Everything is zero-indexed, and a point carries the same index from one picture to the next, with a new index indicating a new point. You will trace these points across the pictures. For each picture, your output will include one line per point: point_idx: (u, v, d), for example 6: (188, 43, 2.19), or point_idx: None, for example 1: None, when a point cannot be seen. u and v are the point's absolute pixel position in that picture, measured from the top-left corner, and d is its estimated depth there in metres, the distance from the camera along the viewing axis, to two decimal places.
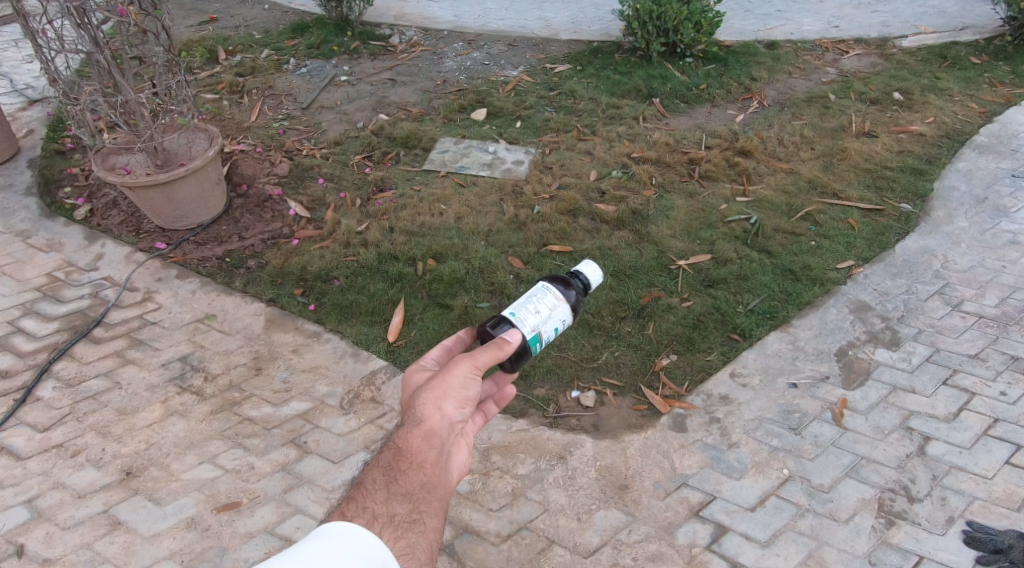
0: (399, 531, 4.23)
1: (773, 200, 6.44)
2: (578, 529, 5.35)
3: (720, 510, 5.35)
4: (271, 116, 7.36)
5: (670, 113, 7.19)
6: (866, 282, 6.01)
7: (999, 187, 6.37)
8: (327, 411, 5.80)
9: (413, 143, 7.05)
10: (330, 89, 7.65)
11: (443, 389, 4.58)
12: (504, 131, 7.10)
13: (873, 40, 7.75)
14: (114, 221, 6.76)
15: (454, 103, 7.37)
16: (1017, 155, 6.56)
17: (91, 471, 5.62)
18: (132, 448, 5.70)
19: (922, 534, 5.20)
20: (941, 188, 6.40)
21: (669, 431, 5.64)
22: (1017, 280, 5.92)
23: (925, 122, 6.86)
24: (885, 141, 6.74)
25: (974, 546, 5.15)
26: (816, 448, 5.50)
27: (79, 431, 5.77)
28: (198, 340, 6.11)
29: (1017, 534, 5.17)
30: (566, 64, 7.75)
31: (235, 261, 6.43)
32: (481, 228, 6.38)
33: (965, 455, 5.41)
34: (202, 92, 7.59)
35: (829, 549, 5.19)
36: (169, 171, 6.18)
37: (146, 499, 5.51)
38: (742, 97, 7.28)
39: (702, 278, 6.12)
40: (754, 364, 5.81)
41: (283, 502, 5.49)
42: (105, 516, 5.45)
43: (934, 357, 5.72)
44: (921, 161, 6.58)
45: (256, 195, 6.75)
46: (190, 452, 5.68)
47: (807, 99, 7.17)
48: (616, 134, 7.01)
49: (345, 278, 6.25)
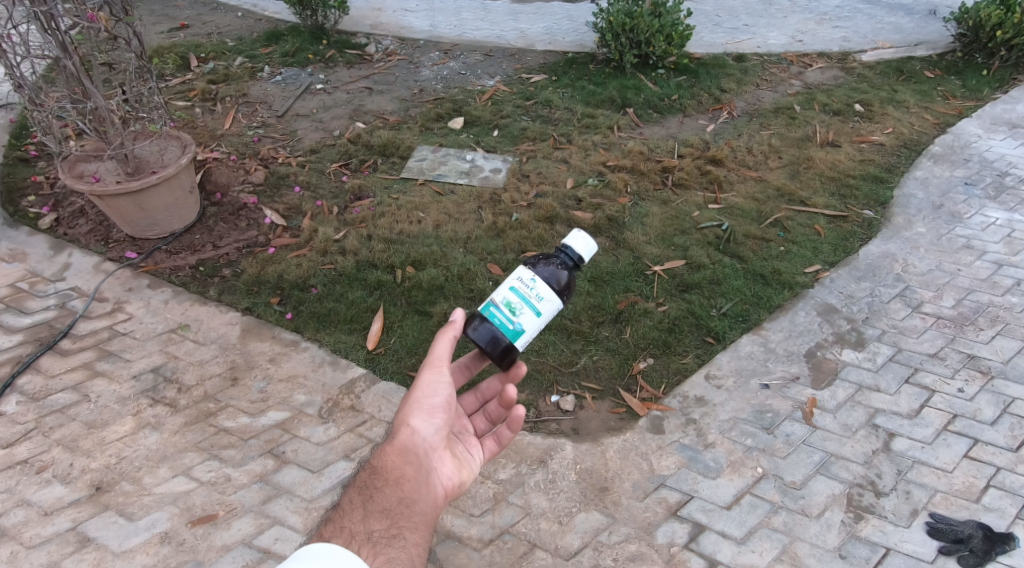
0: (377, 548, 4.47)
1: (744, 207, 6.65)
2: (559, 532, 5.45)
3: (697, 509, 5.49)
4: (246, 124, 7.34)
5: (644, 122, 7.36)
6: (832, 285, 6.25)
7: (953, 195, 6.69)
8: (305, 420, 5.75)
9: (390, 151, 7.08)
10: (305, 97, 7.66)
11: (411, 402, 4.88)
12: (482, 140, 7.18)
13: (835, 54, 8.04)
14: (81, 231, 6.64)
15: (431, 111, 7.43)
16: (970, 164, 6.89)
17: (58, 487, 5.51)
18: (102, 462, 5.60)
19: (888, 527, 5.39)
20: (900, 195, 6.70)
21: (647, 433, 5.77)
22: (972, 283, 6.21)
23: (884, 132, 7.16)
24: (848, 151, 7.02)
25: (936, 537, 5.35)
26: (788, 446, 5.68)
27: (46, 446, 5.65)
28: (171, 350, 6.02)
29: (977, 524, 5.37)
30: (542, 74, 7.86)
31: (209, 269, 6.36)
32: (459, 235, 6.44)
33: (927, 450, 5.62)
34: (173, 99, 7.57)
35: (802, 544, 5.36)
36: (141, 179, 6.10)
37: (117, 514, 5.41)
38: (712, 107, 7.49)
39: (676, 283, 6.29)
40: (728, 366, 5.98)
41: (261, 513, 5.43)
42: (74, 534, 5.34)
43: (896, 357, 5.95)
44: (882, 169, 6.87)
45: (231, 204, 6.71)
46: (164, 465, 5.59)
47: (775, 110, 7.42)
48: (592, 143, 7.15)
49: (323, 286, 6.25)
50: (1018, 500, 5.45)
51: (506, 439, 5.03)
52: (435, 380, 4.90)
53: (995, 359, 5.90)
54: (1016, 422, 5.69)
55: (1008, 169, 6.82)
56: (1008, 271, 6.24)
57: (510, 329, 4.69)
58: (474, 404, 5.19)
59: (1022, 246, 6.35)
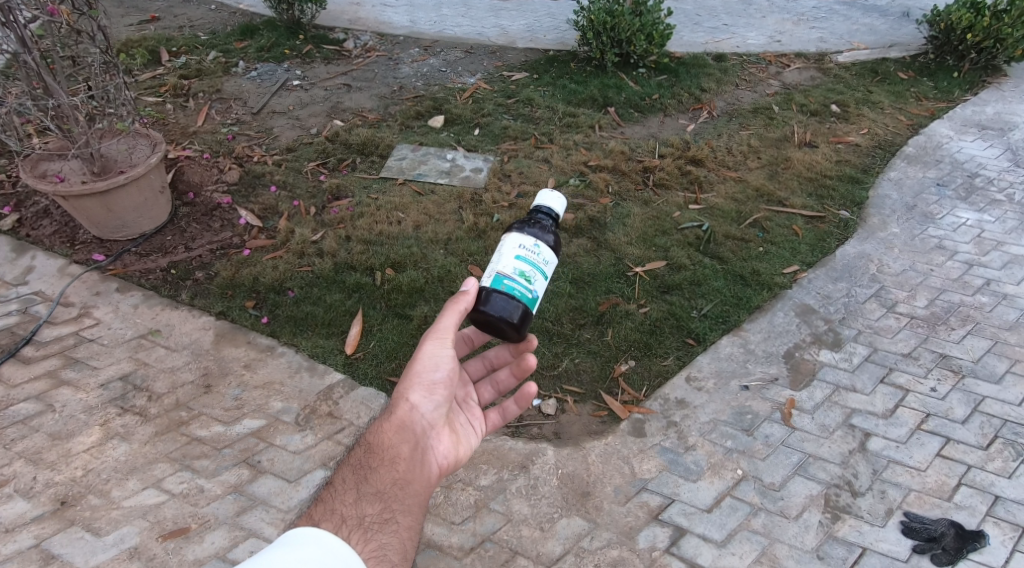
0: (369, 533, 4.45)
1: (724, 208, 6.67)
2: (541, 538, 5.45)
3: (678, 513, 5.52)
4: (220, 121, 7.12)
5: (625, 122, 7.32)
6: (810, 286, 6.31)
7: (926, 195, 6.80)
8: (281, 428, 5.61)
9: (369, 150, 6.92)
10: (282, 94, 7.44)
11: (413, 377, 4.80)
12: (462, 139, 7.07)
13: (812, 54, 8.10)
14: (46, 232, 6.40)
15: (411, 109, 7.29)
16: (941, 165, 7.02)
17: (20, 503, 5.33)
18: (67, 476, 5.42)
19: (865, 527, 5.49)
20: (875, 196, 6.79)
21: (628, 436, 5.78)
22: (944, 283, 6.33)
23: (860, 133, 7.25)
24: (825, 152, 7.08)
25: (911, 536, 5.46)
26: (767, 448, 5.73)
27: (8, 460, 5.47)
28: (141, 357, 5.84)
29: (949, 522, 5.49)
30: (523, 72, 7.77)
31: (182, 272, 6.17)
32: (439, 237, 6.32)
33: (901, 449, 5.72)
34: (144, 95, 7.30)
35: (780, 546, 5.43)
36: (107, 179, 6.01)
37: (84, 529, 5.24)
38: (693, 107, 7.47)
39: (658, 284, 6.29)
40: (708, 368, 6.00)
41: (236, 525, 5.29)
42: (38, 551, 5.17)
43: (872, 357, 6.04)
44: (857, 170, 6.96)
45: (204, 203, 6.51)
46: (133, 477, 5.43)
47: (753, 110, 7.44)
48: (573, 142, 7.08)
49: (300, 289, 6.09)
50: (988, 497, 5.57)
51: (512, 410, 5.05)
52: (437, 354, 4.81)
53: (966, 358, 6.03)
54: (986, 420, 5.82)
55: (977, 170, 6.97)
56: (979, 271, 6.37)
57: (527, 297, 4.73)
58: (481, 370, 5.24)
59: (991, 247, 6.49)
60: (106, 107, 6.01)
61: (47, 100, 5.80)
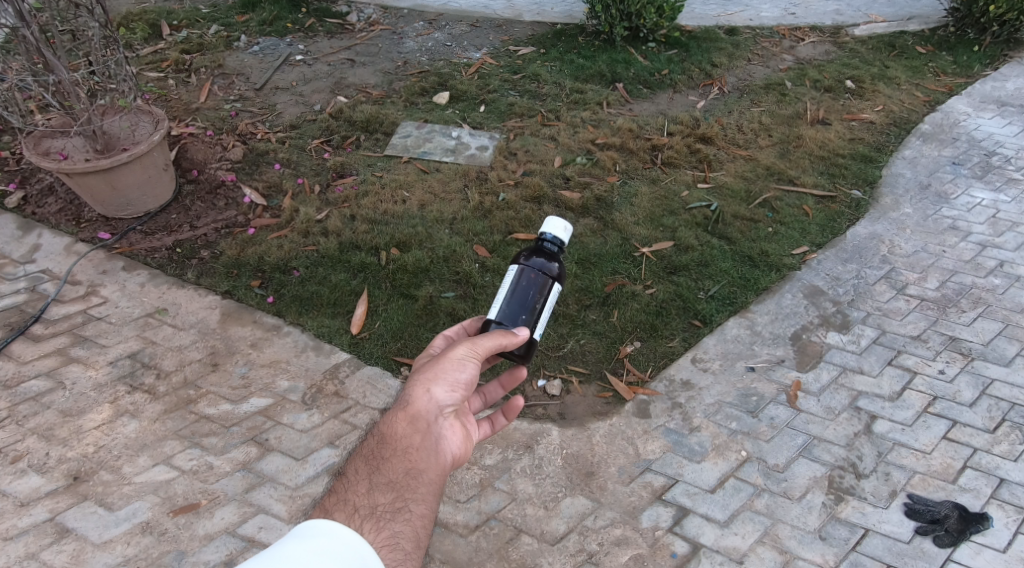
0: (382, 522, 4.24)
1: (733, 187, 6.65)
2: (545, 517, 5.47)
3: (681, 493, 5.52)
4: (223, 97, 7.28)
5: (634, 98, 7.37)
6: (819, 267, 6.27)
7: (941, 174, 6.74)
8: (288, 407, 5.70)
9: (374, 128, 7.02)
10: (284, 69, 7.61)
11: (437, 370, 4.57)
12: (467, 116, 7.14)
13: (828, 28, 8.15)
14: (51, 210, 6.55)
15: (415, 86, 7.39)
16: (958, 143, 6.95)
17: (34, 477, 5.43)
18: (79, 452, 5.52)
19: (868, 508, 5.45)
20: (889, 175, 6.75)
21: (633, 418, 5.78)
22: (956, 265, 6.25)
23: (874, 110, 7.22)
24: (838, 129, 7.05)
25: (914, 517, 5.41)
26: (772, 429, 5.71)
27: (20, 436, 5.57)
28: (148, 336, 5.94)
29: (953, 505, 5.44)
30: (530, 47, 7.86)
31: (187, 251, 6.29)
32: (445, 216, 6.39)
33: (908, 432, 5.67)
34: (146, 70, 7.50)
35: (783, 526, 5.40)
36: (111, 157, 6.14)
37: (96, 504, 5.34)
38: (703, 83, 7.50)
39: (664, 265, 6.26)
40: (714, 349, 5.98)
41: (245, 502, 5.38)
42: (52, 524, 5.27)
43: (879, 339, 5.99)
44: (871, 149, 6.92)
45: (208, 180, 6.63)
46: (144, 454, 5.52)
47: (766, 86, 7.44)
48: (580, 120, 7.12)
49: (305, 269, 6.17)
50: (993, 480, 5.52)
51: (500, 425, 4.89)
52: (465, 355, 4.57)
53: (976, 341, 5.96)
54: (994, 404, 5.75)
55: (995, 148, 6.89)
56: (992, 252, 6.29)
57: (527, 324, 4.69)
58: None
59: (1006, 228, 6.40)
60: (108, 83, 6.15)
61: (47, 75, 5.88)
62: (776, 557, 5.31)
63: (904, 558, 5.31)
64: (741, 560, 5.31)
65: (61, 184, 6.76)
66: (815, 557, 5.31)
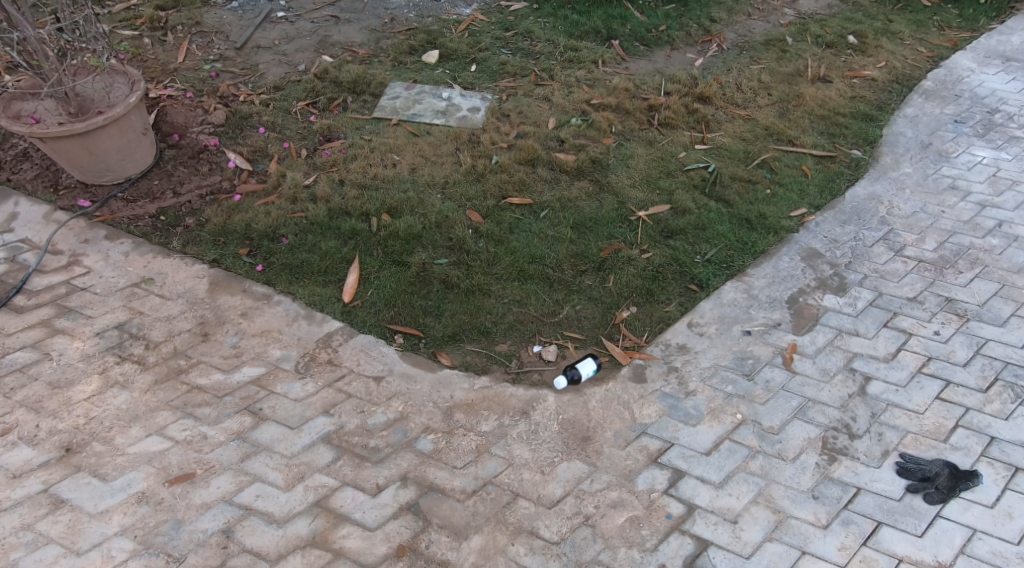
0: None
1: (731, 148, 6.63)
2: (542, 481, 5.38)
3: (677, 455, 5.47)
4: (202, 57, 7.17)
5: (630, 56, 7.35)
6: (818, 229, 6.23)
7: (942, 133, 6.77)
8: (281, 375, 5.66)
9: (361, 88, 6.97)
10: (265, 27, 7.50)
11: None
12: (458, 75, 7.11)
13: None
14: (27, 176, 6.42)
15: (404, 44, 7.34)
16: (960, 100, 7.01)
17: (25, 450, 5.37)
18: (70, 424, 5.45)
19: (860, 468, 5.43)
20: (890, 133, 6.75)
21: (629, 382, 5.71)
22: (954, 225, 6.24)
23: (877, 67, 7.27)
24: (839, 87, 7.06)
25: (905, 476, 5.40)
26: (767, 392, 5.67)
27: (9, 408, 5.50)
28: (135, 306, 5.86)
29: (944, 463, 5.42)
30: (522, 3, 7.84)
31: (171, 219, 6.20)
32: (437, 180, 6.39)
33: (901, 393, 5.65)
34: (118, 28, 7.36)
35: (777, 486, 5.37)
36: (86, 120, 5.96)
37: (90, 475, 5.29)
38: (702, 39, 7.52)
39: (661, 229, 6.20)
40: (711, 314, 5.92)
41: (241, 471, 5.34)
42: (47, 496, 5.22)
43: (876, 302, 5.95)
44: (873, 107, 6.93)
45: (190, 145, 6.53)
46: (136, 425, 5.46)
47: (766, 42, 7.48)
48: (575, 79, 7.10)
49: (294, 236, 6.12)
50: (984, 439, 5.51)
51: None
52: None
53: (971, 302, 5.93)
54: (987, 363, 5.73)
55: (998, 106, 6.95)
56: (991, 212, 6.28)
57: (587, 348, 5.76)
58: None
59: (1005, 187, 6.42)
60: (78, 42, 6.02)
61: (13, 32, 5.74)
62: (768, 517, 5.27)
63: (895, 515, 5.28)
64: (735, 520, 5.26)
65: (36, 149, 6.63)
66: (808, 515, 5.28)
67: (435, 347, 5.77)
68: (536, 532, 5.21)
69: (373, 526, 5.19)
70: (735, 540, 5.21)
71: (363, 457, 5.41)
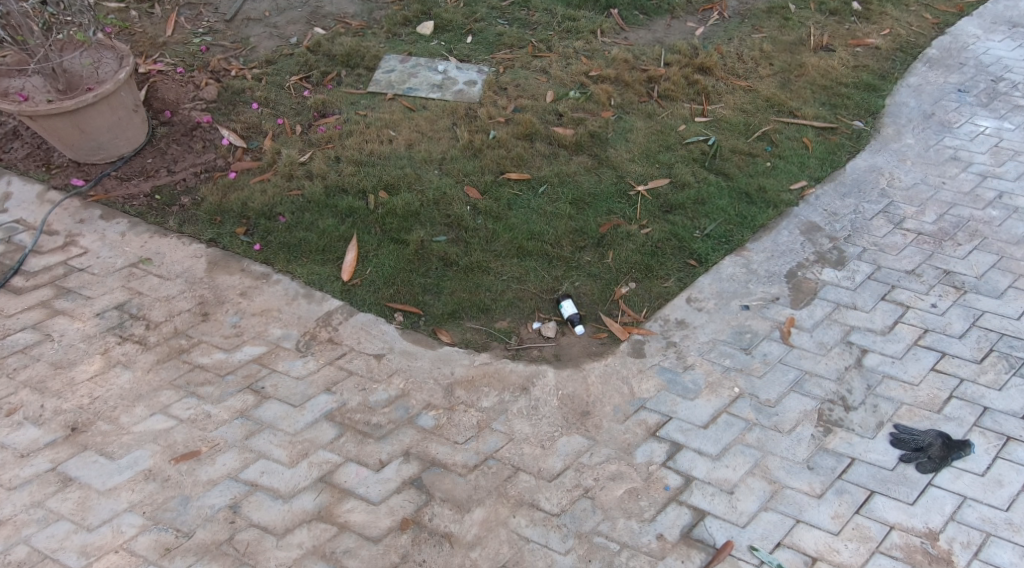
0: None
1: (731, 120, 6.72)
2: (542, 455, 5.33)
3: (675, 429, 5.42)
4: (191, 30, 7.31)
5: (630, 25, 7.52)
6: (817, 203, 6.30)
7: (946, 102, 6.91)
8: (283, 354, 5.65)
9: (355, 61, 7.09)
10: None
11: None
12: (454, 47, 7.25)
13: None
14: (19, 156, 6.47)
15: (398, 15, 7.48)
16: (965, 68, 7.17)
17: (31, 429, 5.34)
18: (74, 403, 5.42)
19: (855, 439, 5.38)
20: (892, 104, 6.89)
21: (628, 357, 5.67)
22: (955, 197, 6.31)
23: (881, 34, 7.44)
24: (842, 56, 7.23)
25: (899, 446, 5.35)
26: (765, 365, 5.63)
27: (13, 388, 5.47)
28: (134, 286, 5.86)
29: (938, 433, 5.37)
30: None
31: (166, 198, 6.24)
32: (434, 156, 6.45)
33: (896, 364, 5.61)
34: (106, 1, 7.51)
35: (773, 458, 5.32)
36: (75, 97, 5.95)
37: (97, 453, 5.26)
38: (703, 8, 7.70)
39: (660, 204, 6.26)
40: (709, 289, 5.92)
41: (246, 448, 5.31)
42: (55, 474, 5.19)
43: (874, 275, 5.96)
44: (875, 76, 7.08)
45: (182, 122, 6.62)
46: (140, 404, 5.43)
47: (768, 10, 7.64)
48: (573, 50, 7.25)
49: (291, 214, 6.16)
50: (977, 409, 5.46)
51: None
52: None
53: (969, 274, 5.94)
54: (983, 335, 5.70)
55: (1003, 74, 7.11)
56: (992, 183, 6.37)
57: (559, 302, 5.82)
58: None
59: (1007, 157, 6.51)
60: (62, 16, 6.00)
61: None
62: (765, 487, 5.23)
63: (888, 484, 5.24)
64: (731, 491, 5.22)
65: (26, 128, 6.68)
66: (802, 486, 5.24)
67: (434, 325, 5.76)
68: (537, 505, 5.17)
69: (376, 500, 5.16)
70: (731, 510, 5.17)
71: (366, 433, 5.38)
